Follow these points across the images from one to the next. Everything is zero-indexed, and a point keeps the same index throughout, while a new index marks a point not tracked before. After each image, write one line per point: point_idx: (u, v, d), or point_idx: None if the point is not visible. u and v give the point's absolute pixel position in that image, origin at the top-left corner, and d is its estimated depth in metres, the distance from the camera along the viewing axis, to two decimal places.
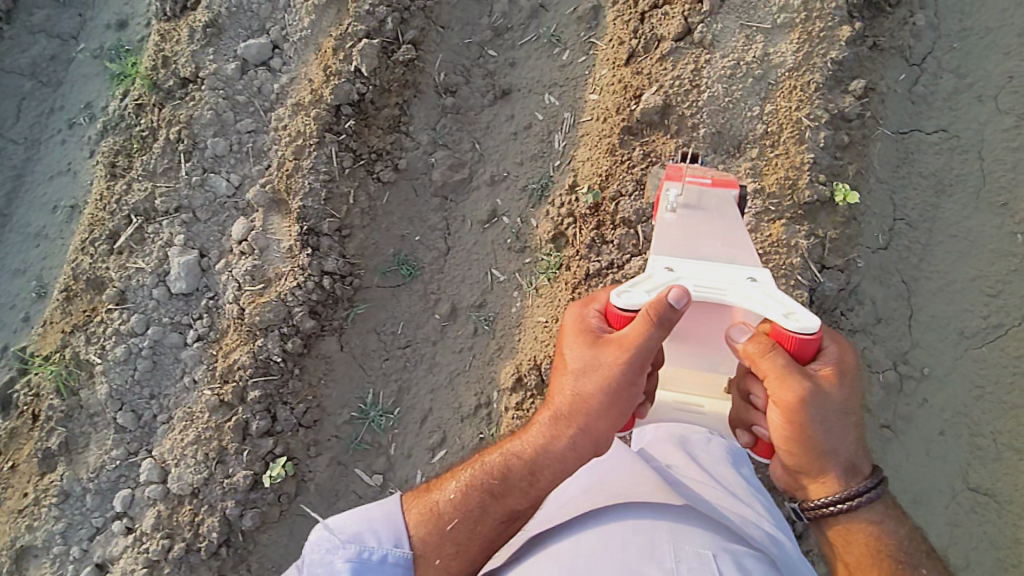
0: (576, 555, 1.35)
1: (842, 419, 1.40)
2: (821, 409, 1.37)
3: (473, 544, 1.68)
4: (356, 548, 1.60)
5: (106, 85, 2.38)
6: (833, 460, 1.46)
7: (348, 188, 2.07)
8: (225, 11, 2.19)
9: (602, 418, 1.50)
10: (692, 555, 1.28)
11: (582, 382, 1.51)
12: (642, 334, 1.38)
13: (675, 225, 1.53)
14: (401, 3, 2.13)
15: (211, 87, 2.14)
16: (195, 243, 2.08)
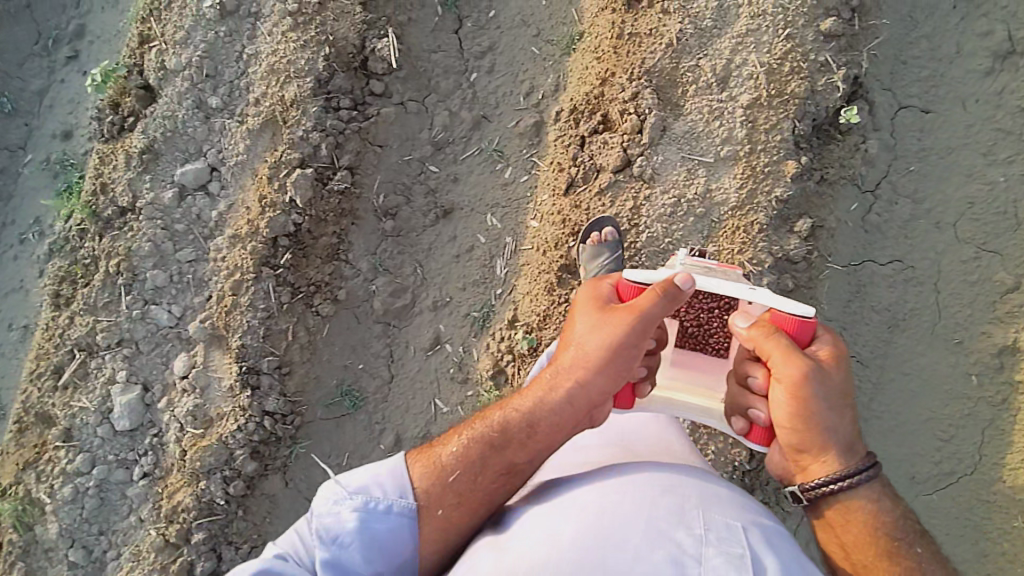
0: (599, 507, 1.38)
1: (841, 402, 1.43)
2: (824, 385, 1.41)
3: (474, 494, 1.50)
4: (362, 499, 1.45)
5: (53, 201, 2.41)
6: (834, 442, 1.45)
7: (287, 324, 2.07)
8: (160, 135, 2.18)
9: (602, 374, 1.51)
10: (723, 527, 1.34)
11: (586, 343, 1.53)
12: (652, 302, 1.46)
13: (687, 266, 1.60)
14: (335, 128, 2.10)
15: (149, 217, 2.15)
16: (138, 377, 2.12)
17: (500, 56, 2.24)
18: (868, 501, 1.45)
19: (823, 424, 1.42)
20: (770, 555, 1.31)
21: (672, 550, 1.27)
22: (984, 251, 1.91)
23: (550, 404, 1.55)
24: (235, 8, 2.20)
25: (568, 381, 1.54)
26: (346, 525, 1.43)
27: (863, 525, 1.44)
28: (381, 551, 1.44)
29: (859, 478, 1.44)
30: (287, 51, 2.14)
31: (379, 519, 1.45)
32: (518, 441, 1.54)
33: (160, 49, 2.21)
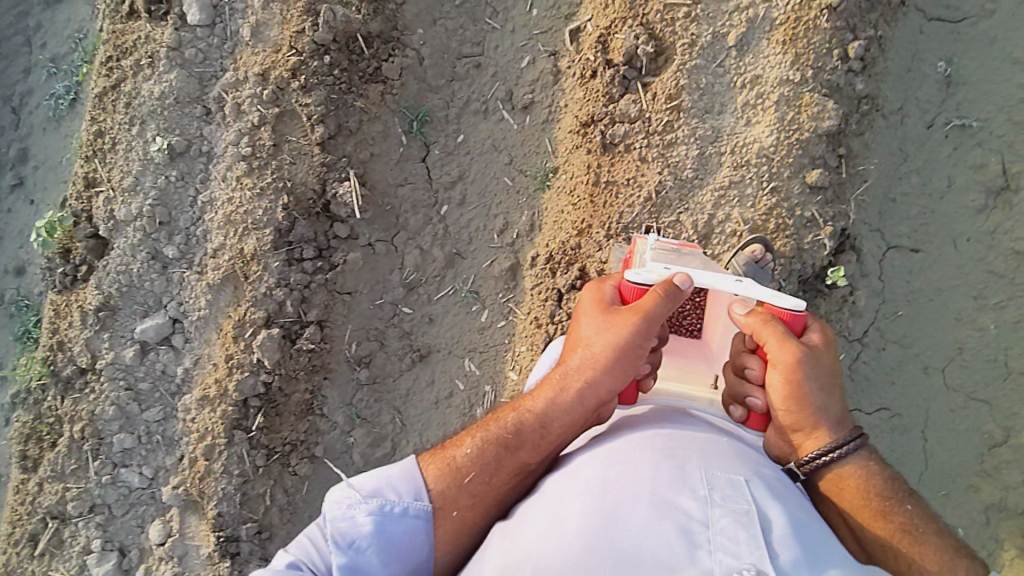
0: (601, 481, 1.31)
1: (832, 387, 1.40)
2: (816, 368, 1.39)
3: (486, 500, 1.45)
4: (377, 503, 1.39)
5: (11, 344, 2.32)
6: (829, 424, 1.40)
7: (264, 488, 2.01)
8: (116, 291, 2.09)
9: (612, 376, 1.48)
10: (726, 484, 1.28)
11: (592, 343, 1.50)
12: (655, 304, 1.45)
13: (666, 257, 1.60)
14: (300, 281, 2.01)
15: (111, 379, 2.08)
16: (114, 542, 2.08)
17: (471, 185, 2.12)
18: (861, 469, 1.39)
19: (819, 402, 1.38)
20: (774, 506, 1.26)
21: (678, 521, 1.21)
22: (973, 399, 1.86)
23: (561, 404, 1.50)
24: (185, 149, 2.09)
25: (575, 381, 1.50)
26: (362, 534, 1.37)
27: (858, 490, 1.37)
28: (398, 550, 1.39)
29: (851, 447, 1.39)
30: (241, 198, 2.04)
31: (396, 525, 1.39)
32: (532, 442, 1.49)
33: (107, 196, 2.11)
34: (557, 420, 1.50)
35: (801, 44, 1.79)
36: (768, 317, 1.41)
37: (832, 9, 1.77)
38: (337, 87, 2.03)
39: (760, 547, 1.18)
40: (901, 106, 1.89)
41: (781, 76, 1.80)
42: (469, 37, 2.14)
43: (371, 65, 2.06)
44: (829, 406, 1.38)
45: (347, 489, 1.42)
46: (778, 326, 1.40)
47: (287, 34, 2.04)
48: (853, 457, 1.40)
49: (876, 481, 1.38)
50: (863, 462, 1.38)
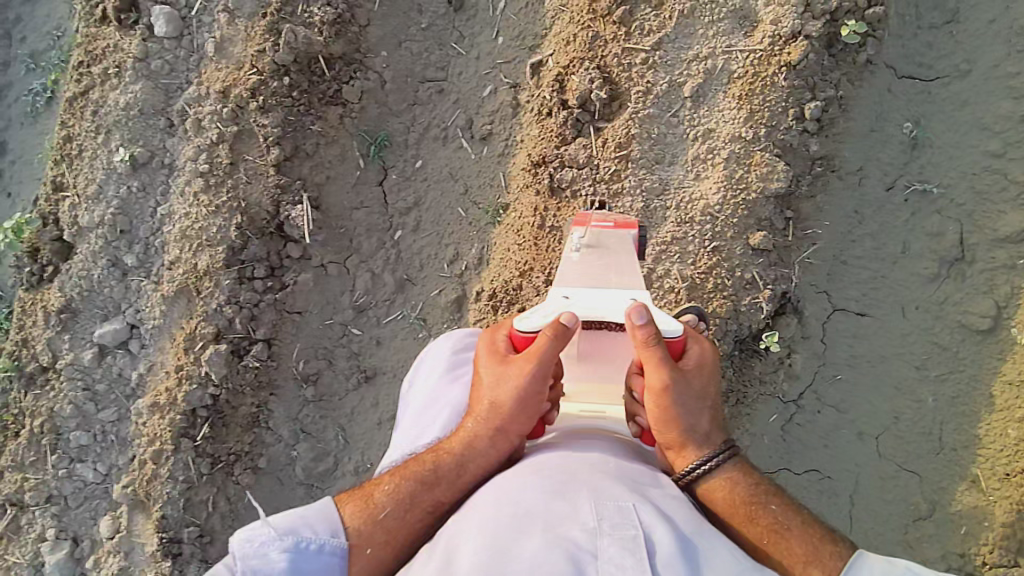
0: (487, 518, 1.23)
1: (701, 407, 1.40)
2: (686, 393, 1.38)
3: (399, 534, 1.39)
4: (293, 539, 1.29)
5: None
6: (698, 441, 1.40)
7: (207, 494, 2.09)
8: (78, 294, 2.17)
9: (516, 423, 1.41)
10: (614, 511, 1.20)
11: (490, 394, 1.43)
12: (546, 350, 1.37)
13: (577, 266, 1.52)
14: (250, 300, 2.06)
15: (70, 379, 2.17)
16: (68, 532, 2.19)
17: (426, 213, 2.13)
18: (729, 476, 1.40)
19: (687, 419, 1.38)
20: (662, 523, 1.20)
21: (564, 551, 1.13)
22: (903, 469, 1.83)
23: (468, 454, 1.43)
24: (147, 160, 2.14)
25: (477, 430, 1.43)
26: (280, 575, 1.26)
27: (729, 497, 1.38)
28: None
29: (721, 459, 1.40)
30: (198, 214, 2.08)
31: (312, 561, 1.30)
32: (449, 480, 1.42)
33: (72, 202, 2.17)
34: (472, 462, 1.43)
35: (756, 100, 1.74)
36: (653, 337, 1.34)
37: (790, 67, 1.72)
38: (296, 109, 2.04)
39: None
40: (860, 166, 1.83)
41: (733, 133, 1.76)
42: (434, 61, 2.11)
43: (331, 87, 2.06)
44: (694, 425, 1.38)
45: (256, 528, 1.31)
46: (658, 349, 1.34)
47: (250, 51, 2.05)
48: (725, 468, 1.40)
49: (741, 481, 1.40)
50: (733, 471, 1.40)
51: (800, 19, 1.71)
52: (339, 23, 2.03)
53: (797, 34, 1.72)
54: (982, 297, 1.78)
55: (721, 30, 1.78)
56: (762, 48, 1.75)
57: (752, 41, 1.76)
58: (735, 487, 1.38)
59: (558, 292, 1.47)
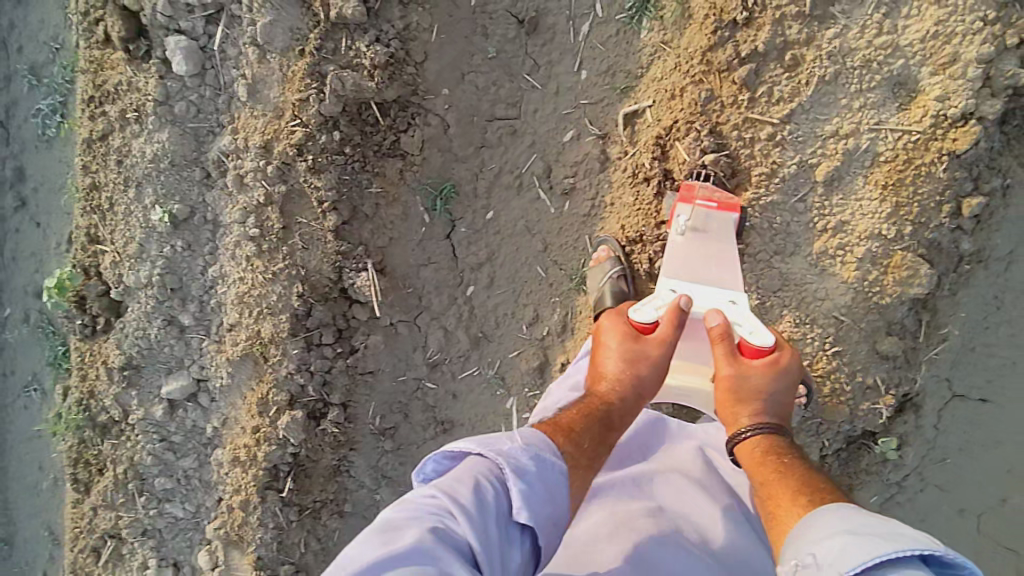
0: None
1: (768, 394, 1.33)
2: (759, 378, 1.33)
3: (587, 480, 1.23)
4: (477, 490, 1.06)
5: (45, 360, 2.26)
6: (756, 415, 1.32)
7: (299, 538, 2.06)
8: (137, 352, 2.04)
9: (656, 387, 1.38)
10: None
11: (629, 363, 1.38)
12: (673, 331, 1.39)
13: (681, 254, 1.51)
14: (321, 367, 1.92)
15: (144, 432, 2.11)
16: (168, 559, 2.20)
17: (500, 267, 1.92)
18: (772, 448, 1.28)
19: (748, 395, 1.32)
20: None
21: None
22: (1001, 546, 1.78)
23: (621, 407, 1.35)
24: (189, 217, 1.92)
25: (622, 389, 1.36)
26: (518, 475, 1.10)
27: (762, 461, 1.26)
28: (551, 501, 1.12)
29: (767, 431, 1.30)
30: (253, 278, 1.90)
31: (548, 473, 1.13)
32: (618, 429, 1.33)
33: (113, 259, 1.98)
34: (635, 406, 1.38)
35: (905, 193, 1.46)
36: (725, 333, 1.36)
37: (954, 155, 1.43)
38: (350, 166, 1.77)
39: None
40: (1009, 251, 1.58)
41: (872, 230, 1.50)
42: (503, 96, 1.81)
43: (387, 138, 1.78)
44: (761, 401, 1.32)
45: (470, 455, 1.15)
46: (726, 341, 1.35)
47: (290, 97, 1.75)
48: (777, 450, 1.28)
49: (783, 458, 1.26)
50: (780, 447, 1.28)
51: (974, 97, 1.40)
52: (393, 62, 1.71)
53: (969, 115, 1.41)
54: None
55: (870, 101, 1.46)
56: (921, 129, 1.43)
57: (907, 117, 1.44)
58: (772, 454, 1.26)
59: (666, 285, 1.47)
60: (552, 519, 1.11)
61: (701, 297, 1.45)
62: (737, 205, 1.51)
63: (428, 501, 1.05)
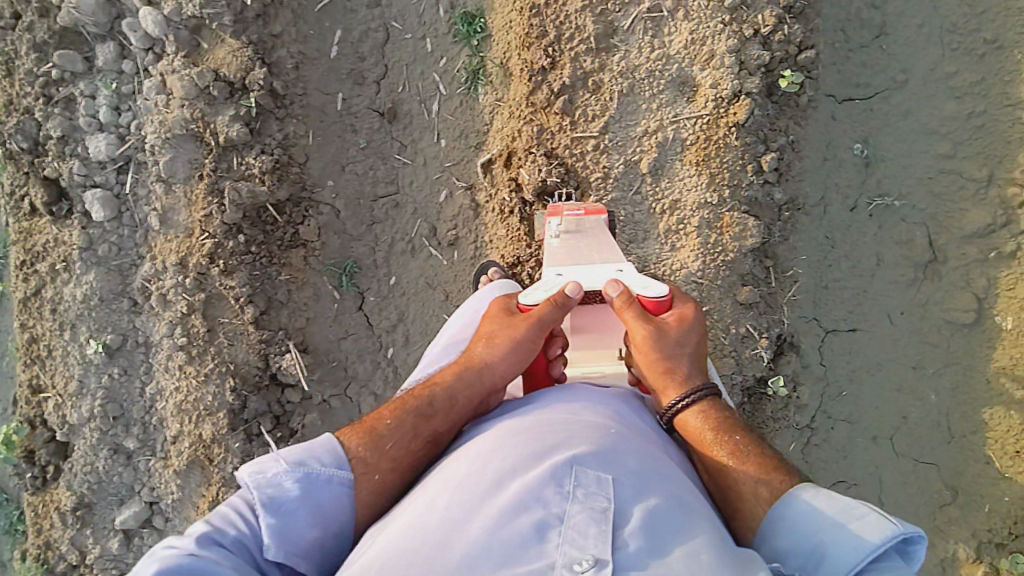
0: (458, 470, 1.12)
1: (683, 350, 1.35)
2: (673, 338, 1.35)
3: (406, 463, 1.24)
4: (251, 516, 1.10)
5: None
6: (679, 372, 1.34)
7: None
8: (88, 488, 2.12)
9: (503, 369, 1.34)
10: (591, 480, 1.06)
11: (488, 342, 1.37)
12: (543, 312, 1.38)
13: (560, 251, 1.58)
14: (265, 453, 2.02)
15: (104, 570, 2.12)
16: None
17: (412, 324, 2.11)
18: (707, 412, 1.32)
19: (670, 354, 1.35)
20: (636, 500, 1.05)
21: (537, 512, 1.02)
22: (921, 462, 1.91)
23: (459, 386, 1.32)
24: (121, 345, 2.09)
25: (471, 367, 1.34)
26: (286, 500, 1.12)
27: (701, 425, 1.31)
28: (323, 519, 1.14)
29: (700, 392, 1.33)
30: (187, 386, 2.05)
31: (322, 491, 1.15)
32: (446, 413, 1.30)
33: (56, 402, 2.11)
34: (491, 376, 1.34)
35: (713, 163, 1.76)
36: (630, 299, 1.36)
37: (739, 126, 1.75)
38: (258, 262, 2.00)
39: (608, 542, 0.99)
40: (822, 196, 1.90)
41: (699, 200, 1.78)
42: (381, 177, 2.10)
43: (287, 232, 2.02)
44: (682, 359, 1.35)
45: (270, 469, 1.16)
46: (635, 306, 1.36)
47: (196, 216, 2.00)
48: (711, 410, 1.32)
49: (715, 414, 1.31)
50: (711, 402, 1.32)
51: (738, 78, 1.74)
52: (279, 167, 1.99)
53: (738, 93, 1.74)
54: (961, 292, 1.86)
55: (664, 101, 1.80)
56: (708, 112, 1.76)
57: (696, 106, 1.78)
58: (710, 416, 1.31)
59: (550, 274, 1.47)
60: (327, 535, 1.15)
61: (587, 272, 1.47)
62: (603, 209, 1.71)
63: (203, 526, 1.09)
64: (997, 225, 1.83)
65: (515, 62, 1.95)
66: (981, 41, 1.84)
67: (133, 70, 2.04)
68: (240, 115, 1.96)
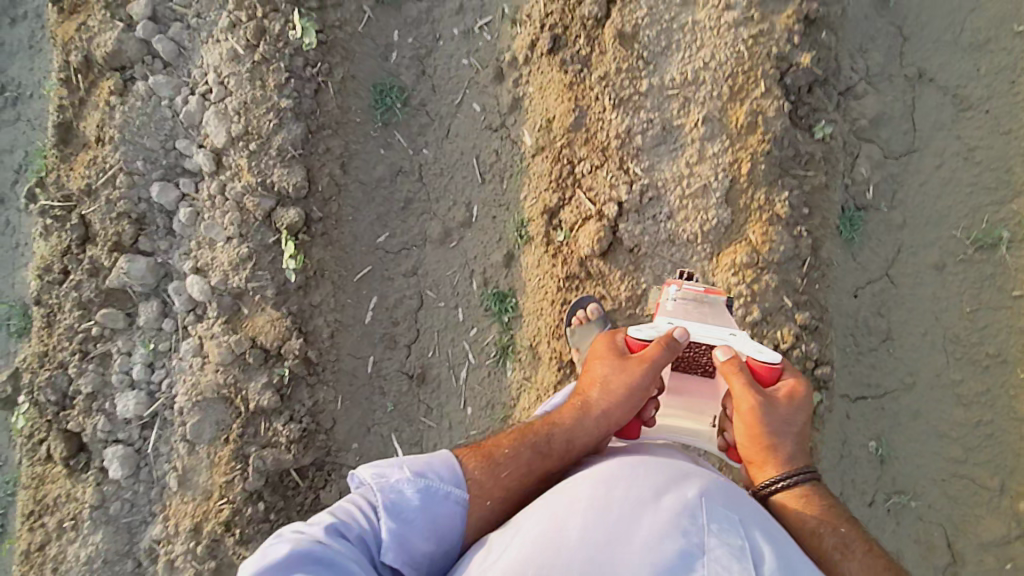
0: (587, 503, 1.23)
1: (787, 427, 1.45)
2: (778, 415, 1.44)
3: (518, 490, 1.43)
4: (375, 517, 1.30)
5: None
6: (780, 445, 1.45)
7: None
8: None
9: (614, 413, 1.52)
10: (724, 518, 1.20)
11: (604, 387, 1.54)
12: (657, 356, 1.50)
13: (676, 309, 1.61)
14: None
15: None
16: None
17: None
18: (806, 497, 1.43)
19: (776, 429, 1.44)
20: (763, 539, 1.21)
21: (680, 542, 1.16)
22: None
23: (574, 425, 1.52)
24: None
25: (585, 409, 1.53)
26: (405, 517, 1.30)
27: (800, 506, 1.42)
28: (436, 534, 1.33)
29: (800, 476, 1.44)
30: None
31: (439, 518, 1.33)
32: (561, 452, 1.49)
33: None
34: (604, 419, 1.53)
35: None
36: (740, 366, 1.45)
37: None
38: (274, 529, 2.00)
39: None
40: (840, 493, 1.95)
41: None
42: (406, 438, 2.13)
43: (309, 496, 2.04)
44: (785, 431, 1.44)
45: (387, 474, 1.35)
46: (745, 375, 1.45)
47: (216, 480, 2.00)
48: (808, 492, 1.43)
49: (839, 515, 1.41)
50: (806, 482, 1.44)
51: None
52: (306, 434, 2.03)
53: None
54: None
55: None
56: None
57: None
58: (811, 505, 1.42)
59: (666, 323, 1.57)
60: (436, 550, 1.33)
61: (702, 330, 1.55)
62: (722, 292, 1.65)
63: (323, 522, 1.26)
64: (1012, 535, 1.91)
65: (544, 350, 2.04)
66: (983, 353, 1.97)
67: (173, 328, 2.10)
68: (273, 381, 2.03)
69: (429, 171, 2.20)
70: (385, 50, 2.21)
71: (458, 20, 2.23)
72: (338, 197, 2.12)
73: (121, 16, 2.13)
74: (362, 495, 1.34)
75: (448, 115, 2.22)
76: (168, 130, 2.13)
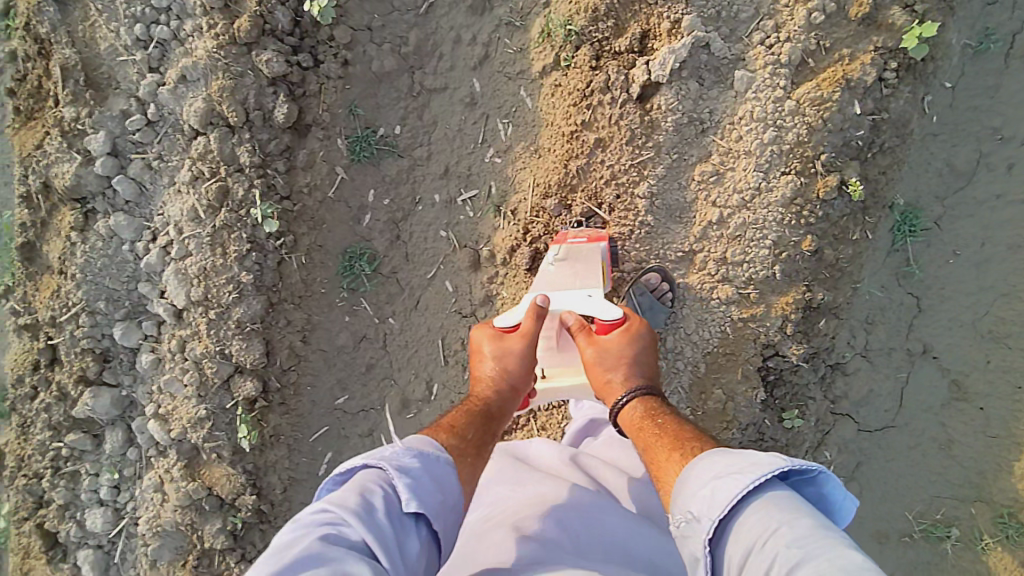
0: None
1: (626, 359, 1.49)
2: (621, 356, 1.49)
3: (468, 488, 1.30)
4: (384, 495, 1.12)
5: None
6: (624, 374, 1.48)
7: None
8: None
9: (526, 382, 1.51)
10: None
11: (498, 371, 1.49)
12: (535, 324, 1.54)
13: (555, 274, 1.69)
14: None
15: None
16: None
17: None
18: (648, 415, 1.38)
19: (615, 364, 1.48)
20: None
21: None
22: None
23: (489, 405, 1.46)
24: None
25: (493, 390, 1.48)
26: (397, 503, 1.12)
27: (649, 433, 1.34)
28: (443, 489, 1.18)
29: (637, 393, 1.44)
30: None
31: (428, 488, 1.15)
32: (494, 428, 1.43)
33: None
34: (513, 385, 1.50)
35: None
36: (581, 324, 1.57)
37: None
38: None
39: None
40: None
41: None
42: None
43: None
44: (633, 363, 1.49)
45: (358, 471, 1.18)
46: (583, 331, 1.56)
47: None
48: (648, 406, 1.41)
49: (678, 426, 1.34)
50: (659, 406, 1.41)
51: None
52: None
53: None
54: None
55: None
56: None
57: None
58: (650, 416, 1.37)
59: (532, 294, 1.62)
60: (447, 505, 1.17)
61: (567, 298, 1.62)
62: (603, 237, 1.78)
63: (318, 514, 1.08)
64: None
65: None
66: None
67: (137, 457, 2.20)
68: (226, 526, 2.13)
69: (393, 340, 2.12)
70: (358, 212, 2.03)
71: (441, 185, 2.02)
72: (298, 366, 2.09)
73: (78, 146, 1.97)
74: (371, 471, 1.16)
75: (419, 287, 2.09)
76: (130, 272, 2.06)
